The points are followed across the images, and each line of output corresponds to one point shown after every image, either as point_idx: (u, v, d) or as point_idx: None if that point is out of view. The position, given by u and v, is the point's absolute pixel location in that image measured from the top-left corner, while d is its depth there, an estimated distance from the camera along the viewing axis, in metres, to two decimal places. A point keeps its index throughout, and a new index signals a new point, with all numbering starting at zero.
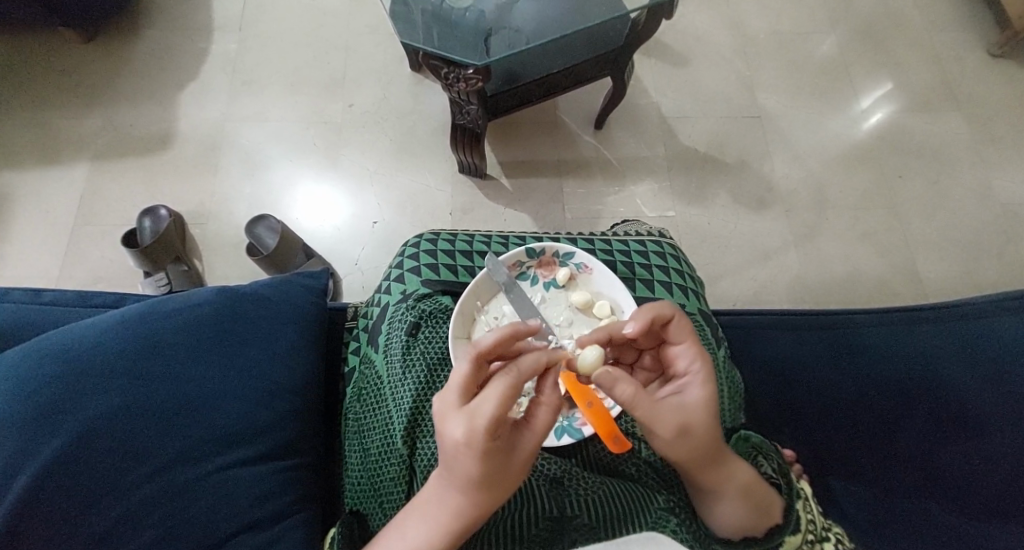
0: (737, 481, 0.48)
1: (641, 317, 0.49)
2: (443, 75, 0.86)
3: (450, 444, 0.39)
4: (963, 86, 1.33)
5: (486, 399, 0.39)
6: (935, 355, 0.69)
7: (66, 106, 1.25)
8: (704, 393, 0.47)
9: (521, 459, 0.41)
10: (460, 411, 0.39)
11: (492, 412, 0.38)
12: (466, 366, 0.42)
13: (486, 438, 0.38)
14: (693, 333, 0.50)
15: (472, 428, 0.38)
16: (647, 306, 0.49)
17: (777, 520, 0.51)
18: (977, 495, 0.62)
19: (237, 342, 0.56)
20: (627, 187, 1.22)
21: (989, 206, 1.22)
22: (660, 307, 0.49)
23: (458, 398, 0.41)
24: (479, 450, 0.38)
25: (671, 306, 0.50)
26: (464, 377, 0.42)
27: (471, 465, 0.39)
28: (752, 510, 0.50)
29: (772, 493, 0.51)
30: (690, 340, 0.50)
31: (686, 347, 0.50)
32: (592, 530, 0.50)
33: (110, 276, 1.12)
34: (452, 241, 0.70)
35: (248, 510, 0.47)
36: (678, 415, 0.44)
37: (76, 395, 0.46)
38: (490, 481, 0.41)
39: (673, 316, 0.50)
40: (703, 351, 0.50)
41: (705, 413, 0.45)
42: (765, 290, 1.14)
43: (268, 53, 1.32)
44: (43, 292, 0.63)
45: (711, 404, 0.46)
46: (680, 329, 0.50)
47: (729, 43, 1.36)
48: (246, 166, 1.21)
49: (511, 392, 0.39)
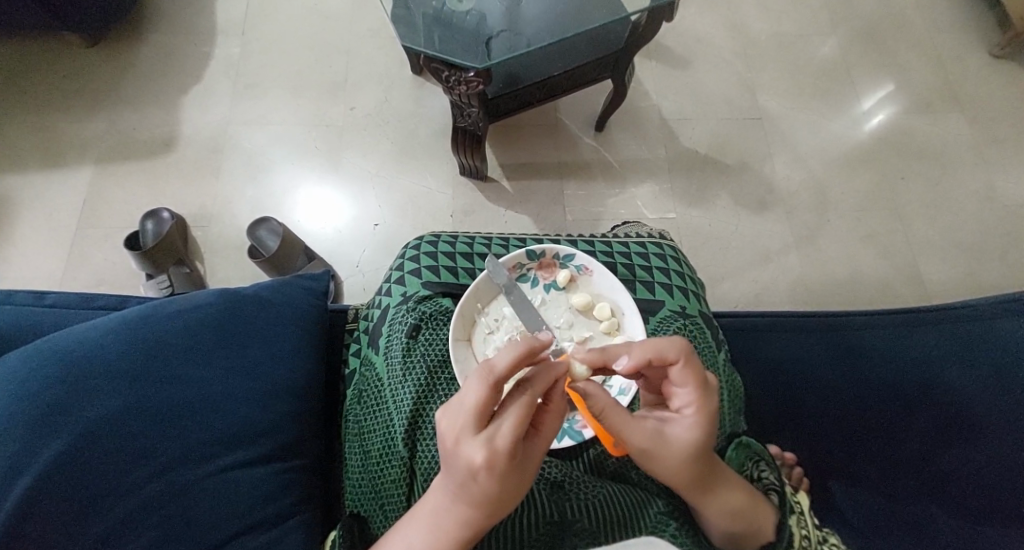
0: (726, 502, 0.48)
1: (637, 355, 0.45)
2: (443, 78, 0.87)
3: (467, 468, 0.39)
4: (964, 88, 1.33)
5: (506, 421, 0.39)
6: (935, 358, 0.69)
7: (70, 109, 1.26)
8: (689, 435, 0.45)
9: (533, 470, 0.42)
10: (478, 435, 0.39)
11: (512, 433, 0.39)
12: (478, 393, 0.39)
13: (506, 460, 0.39)
14: (698, 378, 0.45)
15: (493, 452, 0.38)
16: (649, 344, 0.45)
17: (770, 537, 0.52)
18: (980, 498, 0.62)
19: (238, 344, 0.57)
20: (628, 189, 1.22)
21: (992, 208, 1.22)
22: (661, 348, 0.45)
23: (473, 422, 0.39)
24: (501, 471, 0.39)
25: (677, 349, 0.45)
26: (477, 403, 0.39)
27: (490, 485, 0.39)
28: (741, 528, 0.50)
29: (769, 514, 0.52)
30: (692, 386, 0.45)
31: (687, 389, 0.45)
32: (593, 534, 0.51)
33: (112, 278, 1.13)
34: (452, 243, 0.70)
35: (248, 512, 0.47)
36: (649, 444, 0.44)
37: (77, 397, 0.46)
38: (505, 497, 0.41)
39: (676, 360, 0.45)
40: (706, 394, 0.46)
41: (681, 454, 0.44)
42: (766, 292, 1.14)
43: (270, 56, 1.32)
44: (46, 295, 0.64)
45: (698, 445, 0.45)
46: (683, 375, 0.45)
47: (730, 45, 1.36)
48: (248, 168, 1.22)
49: (529, 412, 0.40)
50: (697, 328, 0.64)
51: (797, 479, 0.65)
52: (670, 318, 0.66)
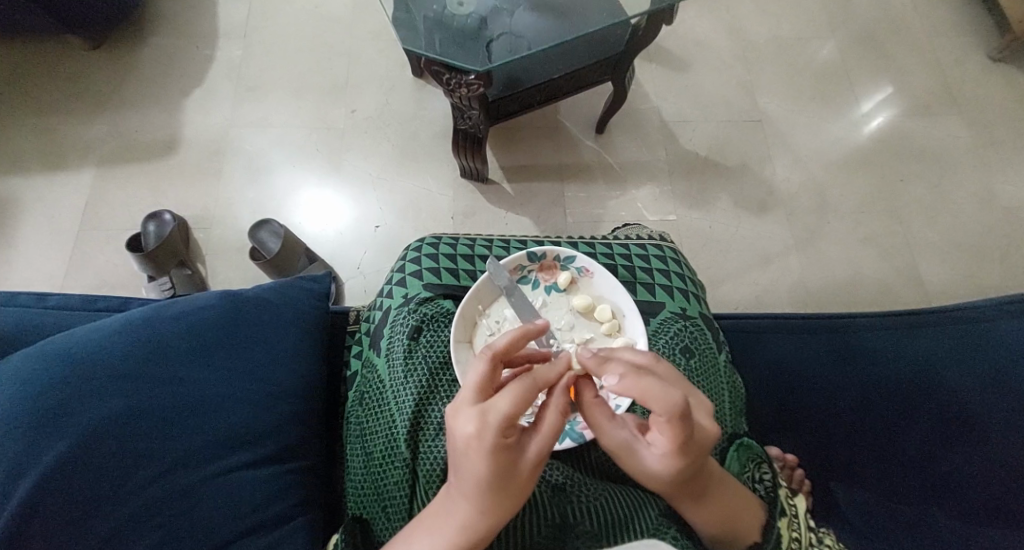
0: (704, 511, 0.49)
1: (627, 386, 0.40)
2: (444, 80, 0.87)
3: (462, 441, 0.40)
4: (962, 90, 1.33)
5: (502, 397, 0.40)
6: (935, 359, 0.70)
7: (72, 112, 1.26)
8: (654, 463, 0.43)
9: (528, 465, 0.40)
10: (473, 407, 0.40)
11: (505, 409, 0.39)
12: (481, 367, 0.42)
13: (497, 435, 0.39)
14: (681, 433, 0.40)
15: (484, 425, 0.39)
16: (640, 384, 0.39)
17: (754, 537, 0.51)
18: (979, 499, 0.62)
19: (239, 346, 0.57)
20: (628, 191, 1.22)
21: (991, 210, 1.22)
22: (650, 394, 0.39)
23: (473, 396, 0.41)
24: (487, 448, 0.39)
25: (664, 407, 0.38)
26: (479, 377, 0.42)
27: (479, 464, 0.39)
28: (723, 532, 0.50)
29: (758, 512, 0.52)
30: (670, 437, 0.40)
31: (666, 435, 0.41)
32: (595, 537, 0.50)
33: (114, 280, 1.13)
34: (453, 245, 0.71)
35: (251, 513, 0.48)
36: (615, 447, 0.44)
37: (82, 397, 0.46)
38: (495, 486, 0.40)
39: (658, 412, 0.39)
40: (686, 448, 0.40)
41: (641, 469, 0.44)
42: (767, 294, 1.14)
43: (272, 59, 1.33)
44: (48, 297, 0.64)
45: (659, 473, 0.43)
46: (665, 424, 0.40)
47: (729, 48, 1.37)
48: (249, 171, 1.22)
49: (527, 394, 0.40)
50: (697, 330, 0.65)
51: (797, 481, 0.65)
52: (669, 321, 0.66)
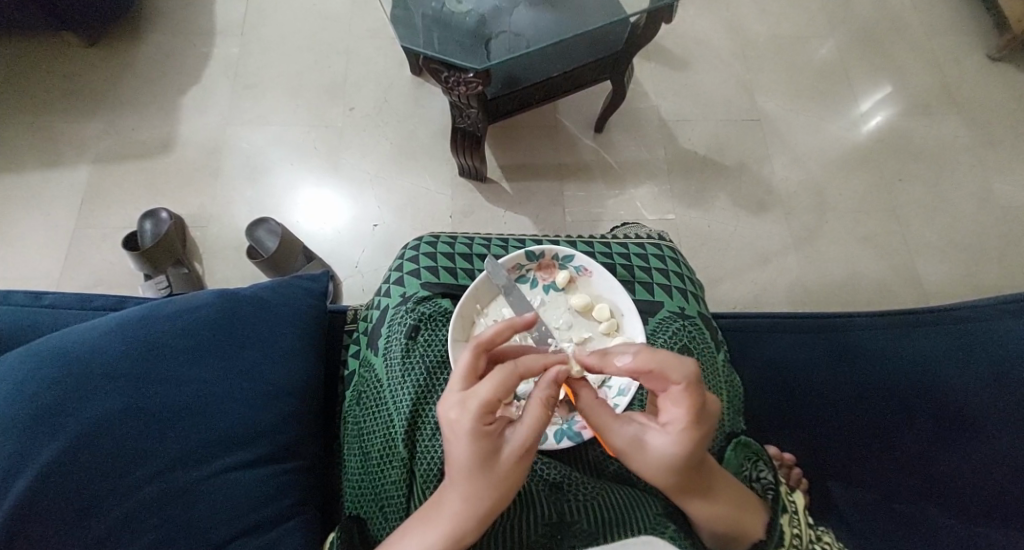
0: (711, 509, 0.48)
1: (642, 361, 0.42)
2: (443, 79, 0.86)
3: (447, 427, 0.41)
4: (961, 90, 1.33)
5: (483, 383, 0.41)
6: (935, 358, 0.70)
7: (67, 109, 1.26)
8: (665, 449, 0.42)
9: (512, 453, 0.41)
10: (459, 393, 0.42)
11: (486, 393, 0.40)
12: (465, 356, 0.44)
13: (478, 419, 0.40)
14: (695, 403, 0.42)
15: (465, 408, 0.40)
16: (654, 355, 0.42)
17: (760, 536, 0.51)
18: (976, 495, 0.62)
19: (235, 344, 0.56)
20: (627, 191, 1.22)
21: (991, 209, 1.22)
22: (668, 361, 0.42)
23: (459, 386, 0.43)
24: (469, 431, 0.40)
25: (683, 370, 0.41)
26: (464, 366, 0.44)
27: (462, 448, 0.40)
28: (729, 528, 0.49)
29: (761, 514, 0.52)
30: (685, 408, 0.42)
31: (679, 410, 0.42)
32: (593, 536, 0.49)
33: (111, 278, 1.12)
34: (451, 244, 0.70)
35: (249, 512, 0.48)
36: (624, 442, 0.43)
37: (77, 397, 0.46)
38: (480, 474, 0.40)
39: (677, 380, 0.41)
40: (700, 419, 0.42)
41: (652, 462, 0.43)
42: (766, 293, 1.14)
43: (271, 56, 1.32)
44: (43, 295, 0.63)
45: (671, 461, 0.42)
46: (681, 395, 0.42)
47: (729, 47, 1.37)
48: (248, 169, 1.22)
49: (506, 380, 0.41)
50: (697, 330, 0.65)
51: (795, 479, 0.65)
52: (669, 320, 0.66)
